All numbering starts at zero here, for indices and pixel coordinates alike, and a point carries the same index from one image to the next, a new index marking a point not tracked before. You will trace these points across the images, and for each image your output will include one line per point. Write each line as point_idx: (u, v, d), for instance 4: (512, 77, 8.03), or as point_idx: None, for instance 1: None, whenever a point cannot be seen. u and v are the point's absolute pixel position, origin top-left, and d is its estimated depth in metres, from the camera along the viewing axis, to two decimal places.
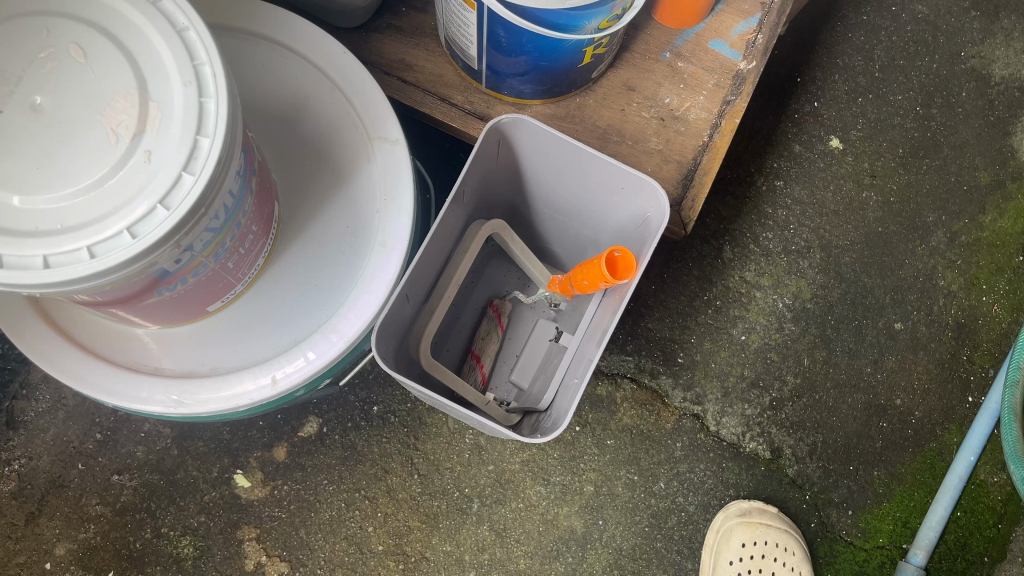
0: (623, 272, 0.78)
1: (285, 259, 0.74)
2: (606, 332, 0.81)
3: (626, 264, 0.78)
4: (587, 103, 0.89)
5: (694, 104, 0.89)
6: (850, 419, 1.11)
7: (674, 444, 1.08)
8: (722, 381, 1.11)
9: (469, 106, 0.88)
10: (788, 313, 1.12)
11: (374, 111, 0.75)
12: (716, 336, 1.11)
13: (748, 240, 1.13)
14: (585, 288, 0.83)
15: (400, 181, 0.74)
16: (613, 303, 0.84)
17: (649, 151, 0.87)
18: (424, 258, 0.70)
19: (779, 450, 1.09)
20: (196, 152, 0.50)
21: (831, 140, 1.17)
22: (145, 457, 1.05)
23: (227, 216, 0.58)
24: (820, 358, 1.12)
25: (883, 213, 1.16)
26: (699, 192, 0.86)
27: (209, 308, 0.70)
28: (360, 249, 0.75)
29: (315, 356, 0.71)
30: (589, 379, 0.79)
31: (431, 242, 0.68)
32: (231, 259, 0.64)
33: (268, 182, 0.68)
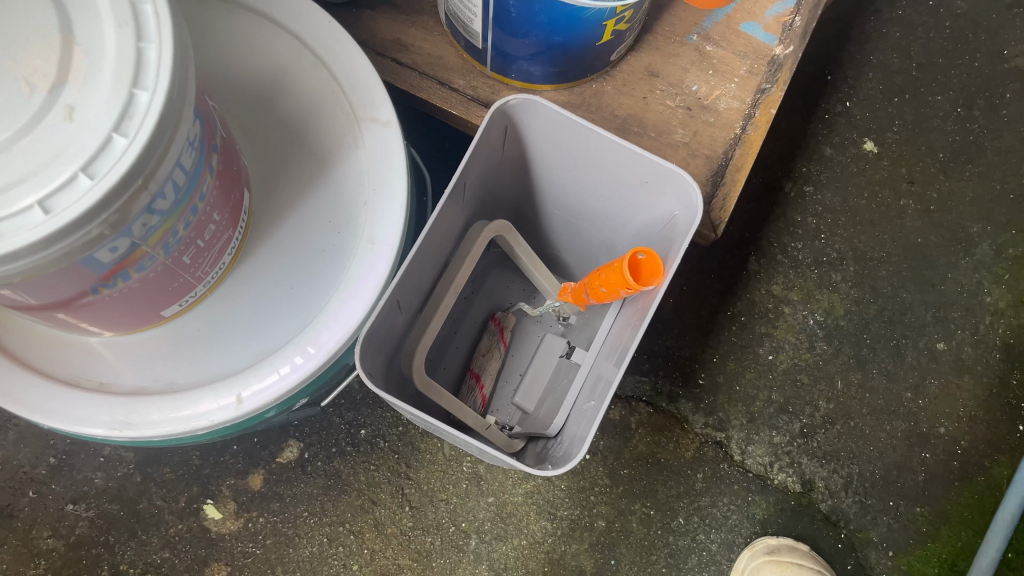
0: (647, 278, 0.67)
1: (257, 257, 0.64)
2: (627, 348, 0.71)
3: (652, 273, 0.67)
4: (605, 90, 0.79)
5: (723, 92, 0.79)
6: (889, 449, 1.00)
7: (694, 476, 0.98)
8: (747, 406, 1.00)
9: (472, 91, 0.78)
10: (819, 331, 1.02)
11: (363, 88, 0.65)
12: (741, 355, 1.01)
13: (775, 251, 1.03)
14: (602, 297, 0.72)
15: (392, 169, 0.64)
16: (633, 315, 0.74)
17: (674, 144, 0.77)
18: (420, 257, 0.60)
19: (810, 483, 0.99)
20: (132, 108, 0.40)
21: (865, 143, 1.07)
22: (104, 485, 0.94)
23: (179, 199, 0.48)
24: (855, 381, 1.02)
25: (923, 224, 1.06)
26: (732, 190, 0.76)
27: (165, 313, 0.59)
28: (344, 248, 0.64)
29: (290, 370, 0.60)
30: (611, 401, 0.67)
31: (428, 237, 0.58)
32: (188, 253, 0.54)
33: (235, 165, 0.58)
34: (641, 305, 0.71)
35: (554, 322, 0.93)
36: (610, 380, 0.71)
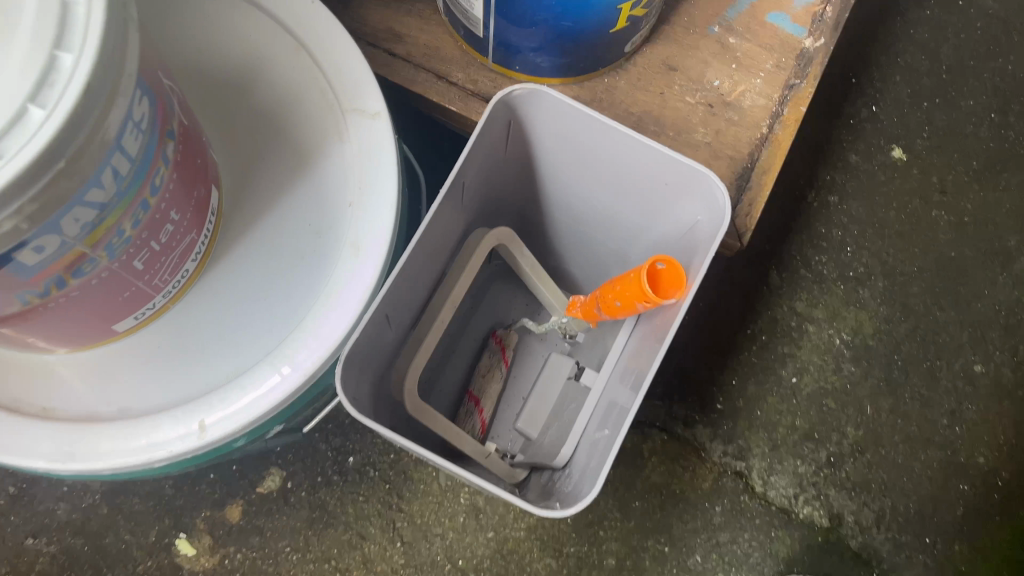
0: (668, 290, 0.60)
1: (228, 264, 0.57)
2: (646, 369, 0.63)
3: (673, 282, 0.60)
4: (618, 85, 0.71)
5: (749, 88, 0.72)
6: (924, 480, 0.92)
7: (712, 509, 0.90)
8: (769, 433, 0.92)
9: (472, 85, 0.70)
10: (846, 351, 0.95)
11: (348, 73, 0.57)
12: (762, 378, 0.93)
13: (798, 265, 0.96)
14: (617, 310, 0.64)
15: (381, 164, 0.56)
16: (652, 331, 0.66)
17: (695, 144, 0.70)
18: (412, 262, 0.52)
19: (839, 518, 0.91)
20: (53, 74, 0.32)
21: (893, 150, 1.00)
22: (67, 517, 0.87)
23: (122, 190, 0.40)
24: (885, 407, 0.94)
25: (957, 236, 0.98)
26: (758, 195, 0.69)
27: (119, 328, 0.51)
28: (327, 255, 0.56)
29: (261, 393, 0.52)
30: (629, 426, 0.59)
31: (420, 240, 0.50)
32: (141, 257, 0.46)
33: (200, 156, 0.51)
34: (662, 320, 0.63)
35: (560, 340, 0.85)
36: (627, 405, 0.63)
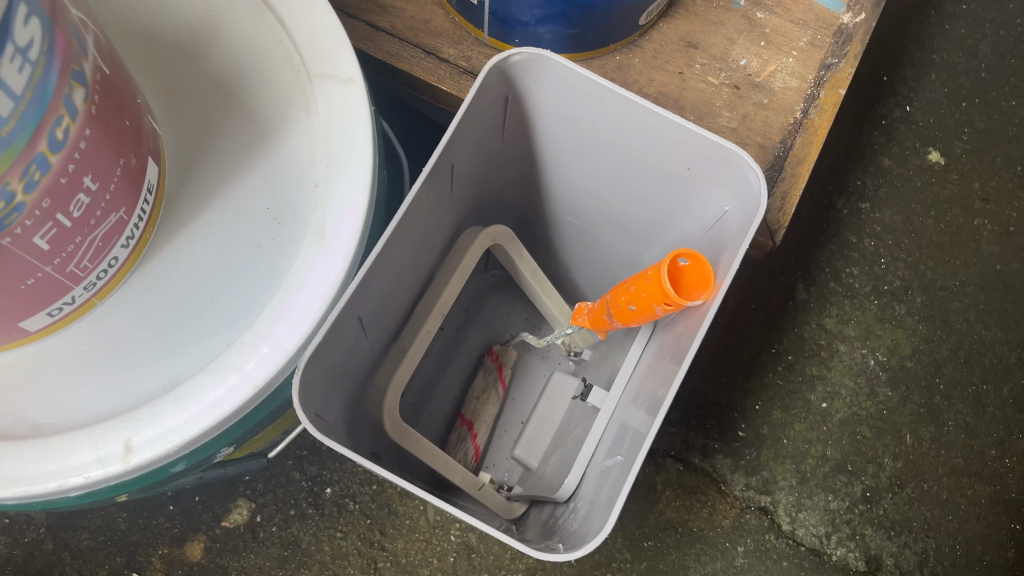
0: (693, 290, 0.51)
1: (171, 254, 0.48)
2: (664, 386, 0.54)
3: (701, 282, 0.50)
4: (631, 64, 0.63)
5: (779, 67, 0.63)
6: (971, 519, 0.83)
7: (734, 550, 0.81)
8: (797, 464, 0.82)
9: (465, 62, 0.62)
10: (882, 374, 0.85)
11: (317, 33, 0.48)
12: (788, 402, 0.83)
13: (826, 278, 0.87)
14: (632, 316, 0.55)
15: (352, 138, 0.47)
16: (671, 342, 0.57)
17: (719, 130, 0.61)
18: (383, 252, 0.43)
19: (876, 560, 0.81)
20: None
21: (930, 153, 0.91)
22: (8, 553, 0.77)
23: (3, 138, 0.31)
24: (926, 436, 0.84)
25: (1001, 248, 0.89)
26: (792, 188, 0.60)
27: (27, 325, 0.42)
28: (287, 244, 0.47)
29: (200, 408, 0.43)
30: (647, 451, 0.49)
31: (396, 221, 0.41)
32: (45, 233, 0.37)
33: (131, 118, 0.42)
34: (684, 328, 0.54)
35: (563, 357, 0.76)
36: (643, 427, 0.53)
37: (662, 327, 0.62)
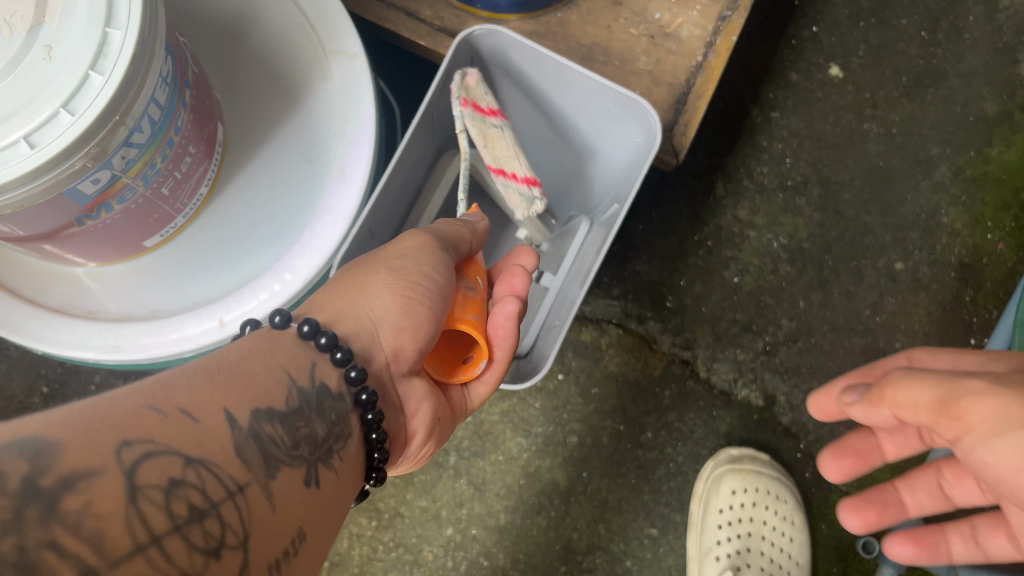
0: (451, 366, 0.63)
1: (233, 189, 0.67)
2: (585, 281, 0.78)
3: (466, 377, 0.62)
4: (569, 19, 0.80)
5: (686, 20, 0.80)
6: (847, 364, 1.05)
7: (663, 393, 1.03)
8: (712, 325, 1.04)
9: (439, 22, 0.78)
10: (783, 253, 1.06)
11: (328, 19, 0.65)
12: (707, 279, 1.05)
13: (741, 176, 1.07)
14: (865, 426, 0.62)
15: (361, 102, 0.65)
16: (901, 448, 0.76)
17: (637, 72, 0.80)
18: (344, 278, 0.55)
19: (772, 398, 1.04)
20: (106, 48, 0.42)
21: (831, 68, 1.09)
22: None
23: (155, 131, 0.50)
24: (817, 300, 1.05)
25: (885, 147, 1.08)
26: (693, 117, 0.79)
27: (147, 244, 0.62)
28: (319, 180, 0.67)
29: (268, 297, 0.64)
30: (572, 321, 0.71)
31: (358, 275, 0.55)
32: (167, 184, 0.56)
33: (207, 99, 0.60)
34: (889, 456, 0.78)
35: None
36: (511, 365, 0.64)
37: (976, 541, 0.71)
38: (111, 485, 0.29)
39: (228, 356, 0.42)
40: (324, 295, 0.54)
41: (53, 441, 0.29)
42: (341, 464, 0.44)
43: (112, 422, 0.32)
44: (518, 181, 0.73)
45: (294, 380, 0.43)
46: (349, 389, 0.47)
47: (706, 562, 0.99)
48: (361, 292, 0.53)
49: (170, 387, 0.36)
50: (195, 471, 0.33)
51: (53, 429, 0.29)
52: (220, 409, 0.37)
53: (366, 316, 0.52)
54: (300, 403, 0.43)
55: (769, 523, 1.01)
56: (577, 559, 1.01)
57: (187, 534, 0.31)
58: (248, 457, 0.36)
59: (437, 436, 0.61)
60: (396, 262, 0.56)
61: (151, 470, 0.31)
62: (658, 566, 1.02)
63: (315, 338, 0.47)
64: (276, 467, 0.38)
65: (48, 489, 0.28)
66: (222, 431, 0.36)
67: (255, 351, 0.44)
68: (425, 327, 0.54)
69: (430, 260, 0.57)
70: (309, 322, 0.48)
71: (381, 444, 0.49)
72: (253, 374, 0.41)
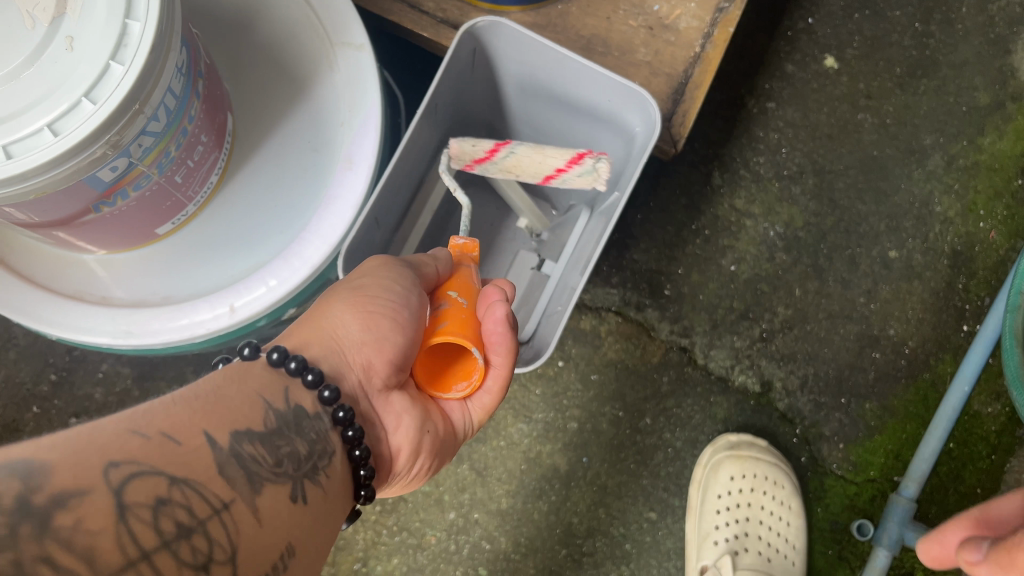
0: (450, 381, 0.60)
1: (241, 178, 0.68)
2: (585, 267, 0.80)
3: (472, 388, 0.59)
4: (569, 11, 0.82)
5: (684, 11, 0.82)
6: (842, 350, 1.07)
7: (661, 379, 1.05)
8: (710, 313, 1.06)
9: (441, 14, 0.80)
10: (779, 242, 1.08)
11: (335, 11, 0.67)
12: (704, 267, 1.07)
13: (738, 166, 1.08)
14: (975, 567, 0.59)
15: (368, 92, 0.67)
16: None
17: (636, 63, 0.81)
18: (318, 302, 0.56)
19: (768, 384, 1.06)
20: (127, 39, 0.43)
21: (826, 59, 1.11)
22: (104, 400, 0.98)
23: (170, 120, 0.51)
24: (812, 288, 1.07)
25: (879, 137, 1.10)
26: (691, 106, 0.80)
27: (158, 231, 0.64)
28: (325, 167, 0.69)
29: (277, 283, 0.65)
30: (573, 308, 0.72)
31: (329, 296, 0.56)
32: (180, 172, 0.58)
33: (218, 89, 0.61)
34: None
35: (551, 209, 0.95)
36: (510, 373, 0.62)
37: None
38: (101, 502, 0.32)
39: (206, 381, 0.44)
40: (294, 324, 0.55)
41: (43, 463, 0.31)
42: (324, 479, 0.46)
43: (100, 444, 0.34)
44: (571, 167, 0.74)
45: (270, 403, 0.45)
46: (325, 409, 0.49)
47: (705, 547, 1.01)
48: (326, 315, 0.54)
49: (152, 412, 0.38)
50: (180, 490, 0.36)
51: (44, 453, 0.32)
52: (201, 433, 0.39)
53: (332, 339, 0.53)
54: (278, 424, 0.45)
55: (766, 507, 1.02)
56: (577, 543, 1.03)
57: (176, 550, 0.34)
58: (233, 475, 0.39)
59: (435, 453, 0.60)
60: (357, 283, 0.57)
61: (139, 488, 0.34)
62: (657, 549, 1.04)
63: (284, 364, 0.49)
64: (259, 484, 0.40)
65: (41, 507, 0.30)
66: (205, 452, 0.38)
67: (228, 378, 0.45)
68: (396, 339, 0.54)
69: (393, 274, 0.57)
70: (277, 350, 0.49)
71: (364, 459, 0.50)
72: (230, 399, 0.43)
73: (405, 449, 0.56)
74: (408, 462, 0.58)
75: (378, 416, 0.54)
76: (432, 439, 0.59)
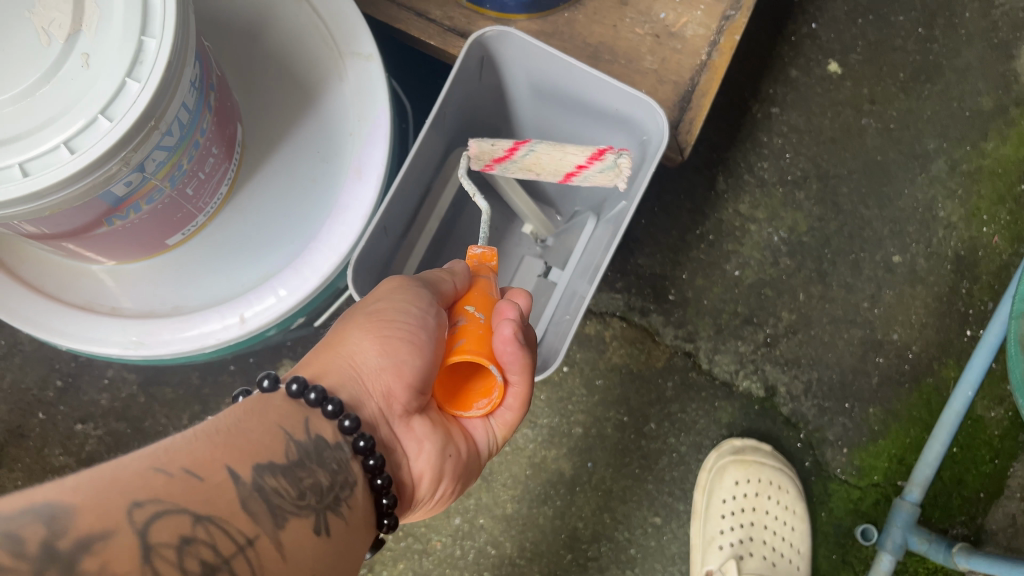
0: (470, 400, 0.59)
1: (251, 188, 0.68)
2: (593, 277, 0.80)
3: (492, 405, 0.57)
4: (576, 19, 0.82)
5: (690, 19, 0.82)
6: (846, 354, 1.07)
7: (666, 384, 1.05)
8: (714, 317, 1.06)
9: (448, 22, 0.80)
10: (783, 247, 1.08)
11: (344, 21, 0.67)
12: (709, 272, 1.07)
13: (742, 171, 1.08)
14: None
15: (377, 102, 0.67)
16: None
17: (643, 71, 0.81)
18: (335, 329, 0.58)
19: (773, 388, 1.06)
20: (143, 56, 0.44)
21: (830, 64, 1.11)
22: (110, 405, 0.99)
23: (183, 133, 0.51)
24: (816, 293, 1.08)
25: (883, 141, 1.10)
26: (698, 114, 0.80)
27: (169, 242, 0.64)
28: (335, 176, 0.69)
29: (288, 293, 0.65)
30: (583, 317, 0.72)
31: (346, 322, 0.58)
32: (191, 185, 0.58)
33: (228, 99, 0.61)
34: None
35: (556, 214, 0.95)
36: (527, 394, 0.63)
37: None
38: (125, 544, 0.35)
39: (231, 414, 0.46)
40: (312, 352, 0.56)
41: (68, 506, 0.35)
42: (348, 509, 0.48)
43: (123, 485, 0.37)
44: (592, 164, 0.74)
45: (291, 435, 0.47)
46: (346, 438, 0.50)
47: (709, 551, 1.02)
48: (344, 343, 0.56)
49: (175, 449, 0.41)
50: (203, 527, 0.39)
51: (70, 497, 0.35)
52: (222, 467, 0.42)
53: (350, 368, 0.54)
54: (299, 455, 0.47)
55: (771, 512, 1.03)
56: (582, 547, 1.04)
57: None
58: (255, 509, 0.42)
59: (456, 475, 0.62)
60: (373, 308, 0.58)
61: (163, 527, 0.37)
62: (662, 554, 1.04)
63: (304, 395, 0.50)
64: (283, 518, 0.43)
65: (66, 551, 0.34)
66: (225, 488, 0.41)
67: (251, 411, 0.47)
68: (414, 364, 0.55)
69: (408, 297, 0.58)
70: (296, 381, 0.50)
71: (386, 487, 0.52)
72: (251, 433, 0.45)
73: (426, 473, 0.58)
74: (431, 484, 0.60)
75: (398, 442, 0.56)
76: (453, 461, 0.61)
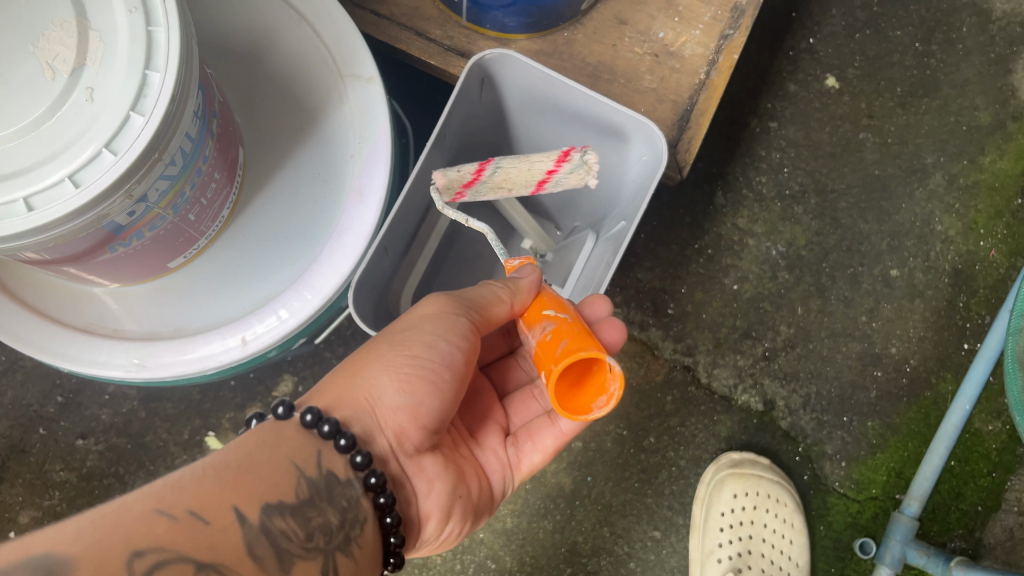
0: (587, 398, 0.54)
1: (252, 211, 0.69)
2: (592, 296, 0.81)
3: (616, 399, 0.52)
4: (576, 38, 0.82)
5: (689, 38, 0.83)
6: (844, 368, 1.07)
7: (665, 398, 1.05)
8: (713, 332, 1.07)
9: (448, 41, 0.80)
10: (782, 261, 1.08)
11: (344, 45, 0.67)
12: (708, 286, 1.07)
13: (741, 186, 1.09)
14: None
15: (377, 124, 0.67)
16: None
17: (642, 90, 0.82)
18: (353, 356, 0.58)
19: (771, 402, 1.06)
20: (146, 89, 0.44)
21: (828, 79, 1.11)
22: (111, 420, 0.99)
23: (186, 162, 0.52)
24: (814, 307, 1.08)
25: (881, 156, 1.11)
26: (697, 133, 0.81)
27: (170, 265, 0.64)
28: (336, 199, 0.69)
29: (289, 314, 0.65)
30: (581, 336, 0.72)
31: (364, 350, 0.58)
32: (193, 211, 0.58)
33: (230, 125, 0.62)
34: None
35: (556, 230, 0.95)
36: None
37: None
38: None
39: (245, 446, 0.48)
40: (330, 377, 0.57)
41: (68, 558, 0.38)
42: (357, 550, 0.50)
43: (127, 534, 0.40)
44: (561, 166, 0.69)
45: (302, 471, 0.49)
46: (358, 475, 0.51)
47: (708, 565, 1.02)
48: (362, 373, 0.56)
49: (184, 489, 0.43)
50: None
51: (71, 548, 0.38)
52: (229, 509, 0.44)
53: (366, 400, 0.55)
54: (310, 494, 0.48)
55: (769, 525, 1.03)
56: (581, 561, 1.04)
57: None
58: (260, 554, 0.44)
59: (465, 514, 0.63)
60: (399, 336, 0.58)
61: None
62: (661, 567, 1.04)
63: (318, 426, 0.51)
64: (289, 561, 0.45)
65: None
66: (230, 531, 0.44)
67: (265, 443, 0.49)
68: (428, 404, 0.56)
69: (437, 329, 0.58)
70: (311, 411, 0.52)
71: (395, 526, 0.53)
72: (261, 469, 0.47)
73: (434, 514, 0.59)
74: (439, 523, 0.61)
75: (410, 479, 0.57)
76: (462, 502, 0.62)
